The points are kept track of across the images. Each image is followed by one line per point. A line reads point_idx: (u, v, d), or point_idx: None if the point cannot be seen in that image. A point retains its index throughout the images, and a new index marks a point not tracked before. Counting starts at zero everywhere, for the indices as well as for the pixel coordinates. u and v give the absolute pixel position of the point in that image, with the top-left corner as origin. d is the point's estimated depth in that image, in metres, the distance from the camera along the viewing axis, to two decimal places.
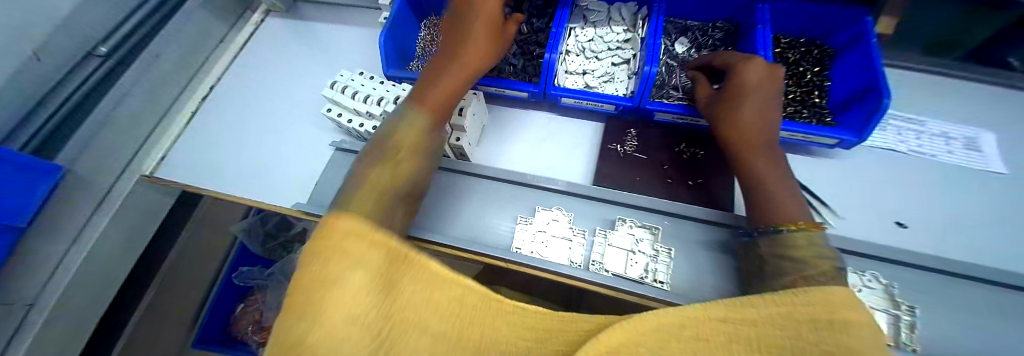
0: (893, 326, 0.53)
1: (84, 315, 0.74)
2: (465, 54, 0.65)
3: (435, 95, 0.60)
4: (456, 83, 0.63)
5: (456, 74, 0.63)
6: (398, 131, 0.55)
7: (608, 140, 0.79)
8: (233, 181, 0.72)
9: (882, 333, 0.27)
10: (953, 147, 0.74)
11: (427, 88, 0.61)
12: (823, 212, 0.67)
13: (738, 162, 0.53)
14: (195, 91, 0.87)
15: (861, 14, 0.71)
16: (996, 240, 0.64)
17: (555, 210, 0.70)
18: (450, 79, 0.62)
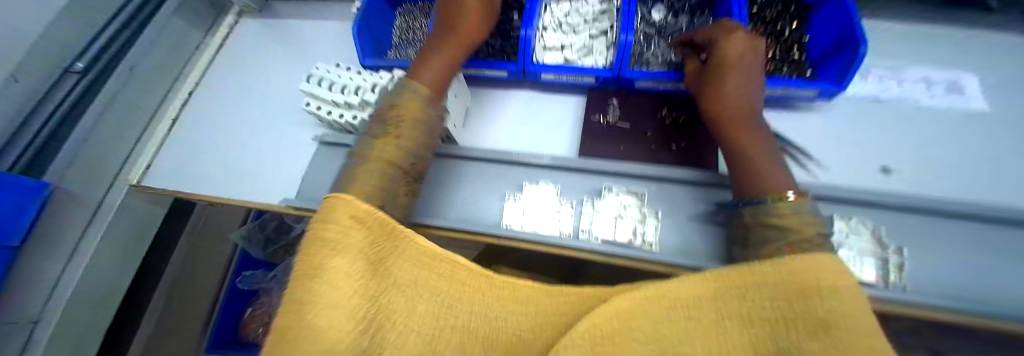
0: (881, 269, 0.52)
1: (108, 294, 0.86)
2: (448, 42, 0.59)
3: (432, 78, 0.55)
4: (440, 76, 0.56)
5: (446, 55, 0.58)
6: (397, 105, 0.50)
7: (591, 112, 0.69)
8: (230, 183, 0.77)
9: (873, 314, 0.24)
10: (935, 92, 0.74)
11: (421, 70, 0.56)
12: (806, 165, 0.64)
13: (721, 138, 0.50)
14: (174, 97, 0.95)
15: None
16: (985, 185, 0.62)
17: (543, 184, 0.63)
18: (432, 73, 0.55)
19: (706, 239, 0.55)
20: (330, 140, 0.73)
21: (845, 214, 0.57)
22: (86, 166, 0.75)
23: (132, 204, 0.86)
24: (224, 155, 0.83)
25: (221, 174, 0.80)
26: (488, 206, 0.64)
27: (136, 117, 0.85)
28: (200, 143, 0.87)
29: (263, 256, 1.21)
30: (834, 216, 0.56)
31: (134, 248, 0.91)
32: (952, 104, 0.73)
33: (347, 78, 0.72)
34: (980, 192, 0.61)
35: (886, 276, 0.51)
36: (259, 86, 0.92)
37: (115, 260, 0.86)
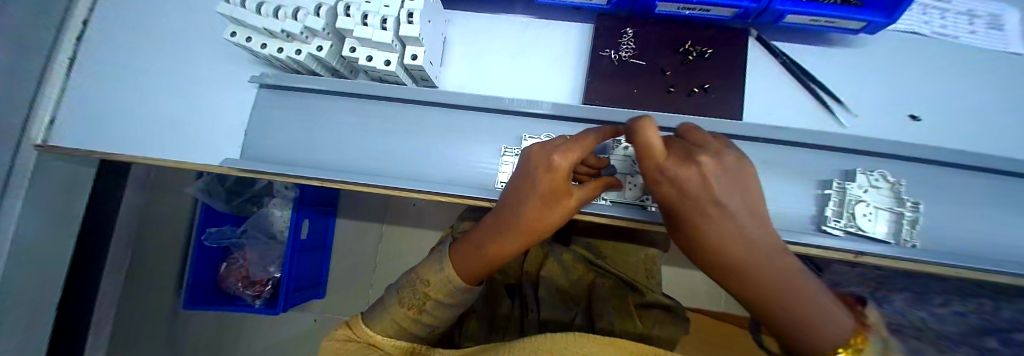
0: (894, 224, 0.50)
1: (49, 269, 0.71)
2: (504, 240, 0.43)
3: (477, 262, 0.43)
4: (480, 270, 0.44)
5: (507, 237, 0.42)
6: (432, 279, 0.43)
7: (599, 45, 0.56)
8: (157, 140, 0.62)
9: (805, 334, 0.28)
10: (977, 27, 0.65)
11: (471, 249, 0.44)
12: (833, 108, 0.54)
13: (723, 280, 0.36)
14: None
15: None
16: (1009, 132, 0.58)
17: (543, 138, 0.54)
18: (468, 260, 0.44)
19: None
20: (274, 82, 0.57)
21: (870, 167, 0.52)
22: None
23: (52, 168, 0.66)
24: (140, 104, 0.65)
25: (144, 128, 0.63)
26: (477, 163, 0.55)
27: (36, 55, 0.60)
28: (112, 86, 0.66)
29: (228, 210, 1.12)
30: (857, 170, 0.50)
31: (70, 216, 0.74)
32: (993, 41, 0.64)
33: None
34: (1000, 141, 0.58)
35: (900, 231, 0.50)
36: (168, 7, 0.70)
37: (52, 230, 0.69)
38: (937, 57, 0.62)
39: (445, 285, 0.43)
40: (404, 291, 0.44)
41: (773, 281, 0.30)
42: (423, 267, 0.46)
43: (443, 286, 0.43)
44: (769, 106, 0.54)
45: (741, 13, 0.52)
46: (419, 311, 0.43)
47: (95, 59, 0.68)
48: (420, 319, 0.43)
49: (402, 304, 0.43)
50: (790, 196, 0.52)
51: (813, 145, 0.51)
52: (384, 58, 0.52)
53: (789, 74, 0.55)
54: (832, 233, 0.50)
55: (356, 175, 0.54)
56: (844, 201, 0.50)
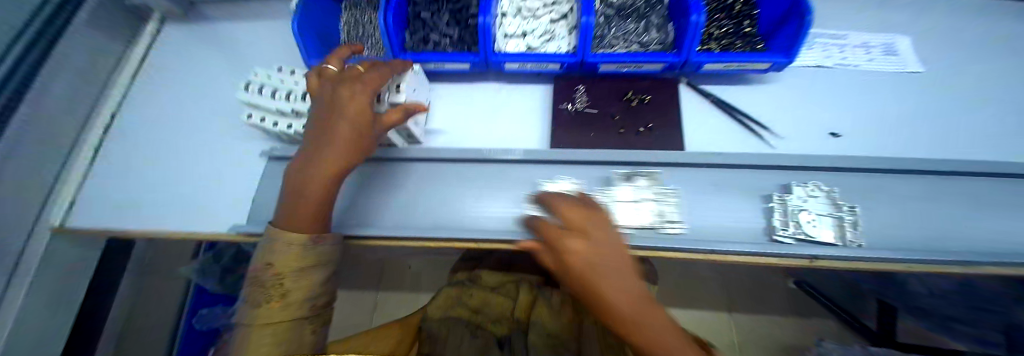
0: (839, 228, 0.55)
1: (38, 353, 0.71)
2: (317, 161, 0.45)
3: (304, 208, 0.44)
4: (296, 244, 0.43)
5: (318, 164, 0.45)
6: (274, 262, 0.42)
7: (558, 100, 0.68)
8: (167, 213, 0.68)
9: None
10: (873, 55, 0.79)
11: (293, 197, 0.45)
12: (760, 133, 0.64)
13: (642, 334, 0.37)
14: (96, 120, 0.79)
15: None
16: (922, 137, 0.68)
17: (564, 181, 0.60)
18: (291, 209, 0.45)
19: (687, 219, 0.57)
20: (282, 154, 0.67)
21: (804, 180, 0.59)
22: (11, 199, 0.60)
23: (63, 250, 0.71)
24: (154, 183, 0.72)
25: (155, 205, 0.70)
26: (459, 207, 0.61)
27: (57, 146, 0.70)
28: (129, 170, 0.74)
29: (222, 289, 1.12)
30: (792, 184, 0.58)
31: (69, 293, 0.76)
32: (890, 65, 0.77)
33: (291, 83, 0.64)
34: (918, 145, 0.67)
35: (844, 234, 0.54)
36: (191, 101, 0.83)
37: (49, 310, 0.71)
38: (844, 83, 0.74)
39: (309, 281, 0.43)
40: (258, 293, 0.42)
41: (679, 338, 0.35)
42: (271, 256, 0.44)
43: (295, 266, 0.43)
44: (706, 135, 0.64)
45: (668, 66, 0.64)
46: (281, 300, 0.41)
47: (116, 148, 0.77)
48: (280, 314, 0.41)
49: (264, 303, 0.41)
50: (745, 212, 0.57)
51: (747, 165, 0.59)
52: None
53: (717, 109, 0.66)
54: (785, 242, 0.55)
55: (351, 228, 0.59)
56: (786, 210, 0.56)
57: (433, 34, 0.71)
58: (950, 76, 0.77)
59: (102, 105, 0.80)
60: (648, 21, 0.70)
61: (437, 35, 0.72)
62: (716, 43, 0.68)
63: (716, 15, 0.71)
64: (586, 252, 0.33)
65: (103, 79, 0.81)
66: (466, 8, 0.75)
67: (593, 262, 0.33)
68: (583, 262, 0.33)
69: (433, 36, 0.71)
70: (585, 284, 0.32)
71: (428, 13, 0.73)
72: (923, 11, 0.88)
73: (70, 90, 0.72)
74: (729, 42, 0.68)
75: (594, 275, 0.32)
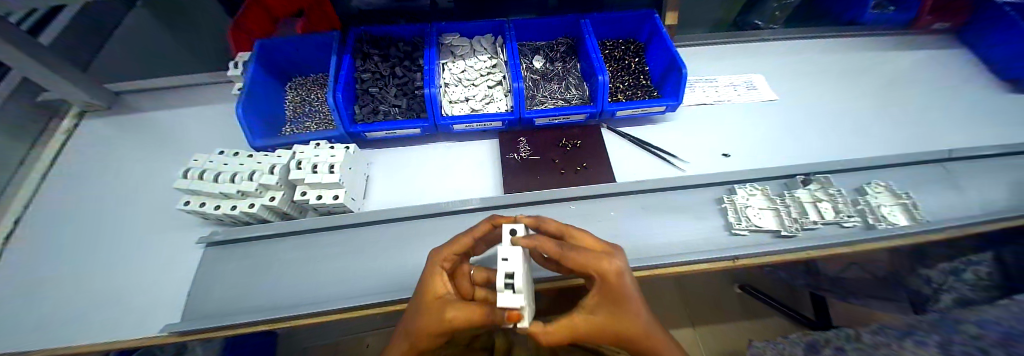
0: (778, 217, 0.71)
1: None
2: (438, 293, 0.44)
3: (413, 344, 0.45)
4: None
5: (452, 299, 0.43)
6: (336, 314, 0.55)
7: (505, 151, 0.77)
8: (65, 330, 0.58)
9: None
10: (741, 91, 1.01)
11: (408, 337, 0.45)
12: (674, 160, 0.77)
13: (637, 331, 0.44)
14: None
15: (650, 13, 0.88)
16: (785, 148, 0.87)
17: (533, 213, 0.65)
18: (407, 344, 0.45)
19: (635, 240, 0.64)
20: (224, 237, 0.63)
21: (715, 195, 0.72)
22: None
23: None
24: (57, 292, 0.62)
25: (54, 317, 0.59)
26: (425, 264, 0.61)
27: None
28: (25, 282, 0.64)
29: None
30: (735, 186, 0.72)
31: None
32: (753, 97, 1.00)
33: (236, 164, 0.64)
34: (786, 154, 0.86)
35: (785, 222, 0.70)
36: (116, 194, 0.77)
37: None
38: (726, 112, 0.93)
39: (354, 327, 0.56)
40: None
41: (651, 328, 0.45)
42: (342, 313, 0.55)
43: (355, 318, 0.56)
44: (631, 167, 0.75)
45: (590, 115, 0.77)
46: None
47: (12, 258, 0.67)
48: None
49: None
50: (829, 211, 0.71)
51: (666, 188, 0.70)
52: (333, 193, 0.63)
53: (636, 146, 0.80)
54: (741, 233, 0.66)
55: (308, 305, 0.56)
56: (866, 209, 0.72)
57: (382, 105, 0.78)
58: (795, 101, 1.02)
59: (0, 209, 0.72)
60: (568, 82, 0.85)
61: (386, 106, 0.79)
62: (622, 95, 0.84)
63: (619, 73, 0.89)
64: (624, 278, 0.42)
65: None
66: (410, 81, 0.84)
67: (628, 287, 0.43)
68: (618, 285, 0.42)
69: (382, 108, 0.78)
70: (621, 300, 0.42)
71: (376, 88, 0.80)
72: (766, 56, 1.17)
73: None
74: (633, 92, 0.85)
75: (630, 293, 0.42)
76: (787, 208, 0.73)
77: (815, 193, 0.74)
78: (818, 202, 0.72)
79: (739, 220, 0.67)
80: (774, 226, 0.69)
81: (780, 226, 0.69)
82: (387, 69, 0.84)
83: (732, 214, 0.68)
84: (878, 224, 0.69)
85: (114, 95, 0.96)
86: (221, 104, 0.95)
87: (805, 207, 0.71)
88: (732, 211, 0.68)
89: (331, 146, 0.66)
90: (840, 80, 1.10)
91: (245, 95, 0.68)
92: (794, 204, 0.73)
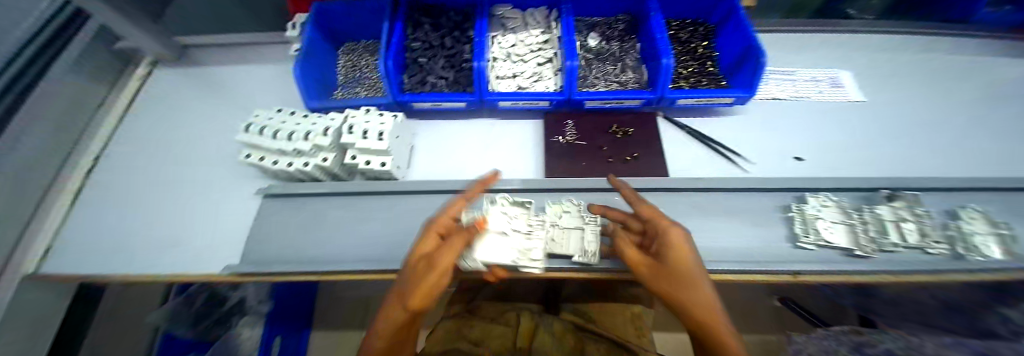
0: (851, 233, 0.62)
1: None
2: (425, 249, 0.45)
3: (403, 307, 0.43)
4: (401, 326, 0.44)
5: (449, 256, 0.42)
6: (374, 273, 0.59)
7: (550, 133, 0.73)
8: (142, 257, 0.66)
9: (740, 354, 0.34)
10: (822, 88, 0.89)
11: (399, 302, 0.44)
12: (736, 159, 0.70)
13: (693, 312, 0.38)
14: (78, 164, 0.82)
15: None
16: (870, 156, 0.76)
17: (565, 202, 0.61)
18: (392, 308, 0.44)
19: None
20: (280, 191, 0.67)
21: (780, 202, 0.65)
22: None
23: (26, 303, 0.69)
24: (139, 226, 0.71)
25: (135, 248, 0.68)
26: None
27: (27, 191, 0.71)
28: (114, 211, 0.75)
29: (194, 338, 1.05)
30: (807, 195, 0.64)
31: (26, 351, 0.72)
32: (836, 96, 0.87)
33: (293, 124, 0.66)
34: (871, 165, 0.74)
35: (859, 239, 0.61)
36: (182, 141, 0.85)
37: None
38: (801, 111, 0.82)
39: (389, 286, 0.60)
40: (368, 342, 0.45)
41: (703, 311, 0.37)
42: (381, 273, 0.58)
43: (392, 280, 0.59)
44: (686, 162, 0.70)
45: (646, 102, 0.72)
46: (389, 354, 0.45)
47: (91, 193, 0.79)
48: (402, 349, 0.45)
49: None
50: (914, 234, 0.61)
51: (723, 188, 0.64)
52: (380, 161, 0.64)
53: (693, 139, 0.73)
54: (806, 247, 0.60)
55: (349, 264, 0.59)
56: (956, 235, 0.61)
57: (430, 77, 0.77)
58: (888, 104, 0.87)
59: (83, 150, 0.84)
60: (624, 63, 0.79)
61: (434, 77, 0.77)
62: (685, 81, 0.77)
63: (682, 58, 0.81)
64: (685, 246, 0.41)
65: (76, 128, 0.84)
66: (458, 53, 0.82)
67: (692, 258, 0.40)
68: (676, 251, 0.41)
69: (429, 78, 0.77)
70: (681, 269, 0.39)
71: (425, 59, 0.79)
72: (859, 49, 1.01)
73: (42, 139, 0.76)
74: (696, 79, 0.77)
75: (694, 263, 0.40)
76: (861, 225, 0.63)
77: (897, 211, 0.63)
78: (901, 222, 0.62)
79: (806, 233, 0.60)
80: (846, 244, 0.61)
81: (853, 245, 0.61)
82: (437, 39, 0.82)
83: (799, 225, 0.61)
84: (968, 255, 0.59)
85: (183, 48, 1.03)
86: (278, 64, 0.99)
87: (887, 226, 0.61)
88: (800, 221, 0.61)
89: (379, 114, 0.66)
90: (951, 84, 0.92)
91: (303, 56, 0.70)
92: (873, 221, 0.63)
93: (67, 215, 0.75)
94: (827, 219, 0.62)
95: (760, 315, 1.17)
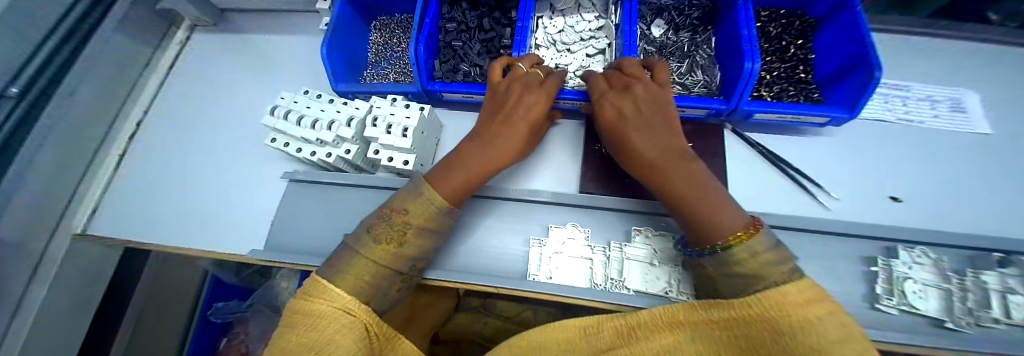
0: (946, 302, 0.51)
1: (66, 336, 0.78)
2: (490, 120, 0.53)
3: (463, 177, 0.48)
4: (464, 181, 0.48)
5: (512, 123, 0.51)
6: None
7: (591, 141, 0.67)
8: (182, 230, 0.69)
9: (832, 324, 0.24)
10: (939, 111, 0.71)
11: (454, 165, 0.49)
12: (814, 193, 0.59)
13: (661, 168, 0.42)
14: (122, 127, 0.86)
15: None
16: (996, 203, 0.60)
17: (569, 227, 0.59)
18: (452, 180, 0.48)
19: None
20: (304, 178, 0.65)
21: (862, 252, 0.54)
22: (32, 206, 0.68)
23: (82, 253, 0.78)
24: (177, 198, 0.74)
25: (175, 220, 0.71)
26: (504, 250, 0.60)
27: (79, 153, 0.76)
28: (154, 179, 0.78)
29: (238, 281, 1.19)
30: (898, 247, 0.53)
31: (91, 291, 0.82)
32: (958, 123, 0.69)
33: (317, 110, 0.62)
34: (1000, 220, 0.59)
35: (953, 309, 0.50)
36: (213, 112, 0.85)
37: (69, 308, 0.77)
38: (908, 138, 0.66)
39: None
40: (379, 221, 0.44)
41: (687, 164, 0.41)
42: None
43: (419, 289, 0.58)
44: (751, 188, 0.60)
45: (713, 112, 0.61)
46: (399, 244, 0.43)
47: (133, 157, 0.83)
48: (402, 251, 0.43)
49: (377, 240, 0.42)
50: (1022, 310, 0.49)
51: (791, 231, 0.54)
52: (403, 158, 0.59)
53: (766, 161, 0.62)
54: (887, 311, 0.50)
55: None
56: None
57: (463, 64, 0.69)
58: None
59: (128, 112, 0.87)
60: (693, 60, 0.67)
61: (468, 65, 0.69)
62: (766, 90, 0.64)
63: (766, 60, 0.68)
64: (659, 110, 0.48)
65: (125, 89, 0.87)
66: (498, 36, 0.73)
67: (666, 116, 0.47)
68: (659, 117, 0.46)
69: (463, 66, 0.69)
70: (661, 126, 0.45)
71: (460, 42, 0.70)
72: (999, 62, 0.79)
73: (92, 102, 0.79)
74: (782, 89, 0.64)
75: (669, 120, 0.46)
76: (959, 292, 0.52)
77: (1008, 279, 0.50)
78: (1008, 293, 0.49)
79: (889, 293, 0.51)
80: (933, 312, 0.51)
81: (944, 314, 0.50)
82: (475, 20, 0.73)
83: (881, 285, 0.51)
84: None
85: (221, 12, 1.01)
86: (309, 34, 0.94)
87: (992, 298, 0.50)
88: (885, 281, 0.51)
89: (405, 105, 0.61)
90: None
91: (331, 34, 0.64)
92: (975, 290, 0.51)
93: (113, 177, 0.81)
94: (918, 280, 0.51)
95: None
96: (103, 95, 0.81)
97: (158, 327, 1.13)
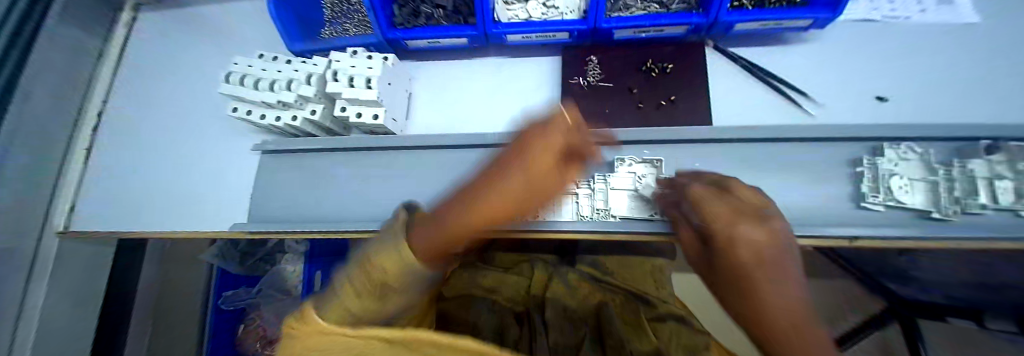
0: (931, 194, 0.51)
1: (77, 336, 0.79)
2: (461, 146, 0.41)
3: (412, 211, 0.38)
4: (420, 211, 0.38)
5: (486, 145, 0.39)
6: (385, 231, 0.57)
7: (569, 74, 0.63)
8: (165, 215, 0.68)
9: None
10: (926, 5, 0.66)
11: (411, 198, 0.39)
12: (799, 101, 0.57)
13: (743, 298, 0.26)
14: None
15: None
16: (994, 88, 0.57)
17: None
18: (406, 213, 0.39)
19: None
20: (274, 148, 0.63)
21: (848, 154, 0.53)
22: (6, 210, 0.65)
23: (74, 252, 0.77)
24: (153, 186, 0.72)
25: (158, 208, 0.70)
26: None
27: (50, 149, 0.72)
28: (126, 170, 0.75)
29: (243, 271, 1.20)
30: (883, 146, 0.51)
31: (96, 290, 0.82)
32: (945, 17, 0.64)
33: (274, 71, 0.58)
34: (997, 105, 0.56)
35: (938, 199, 0.50)
36: (171, 95, 0.80)
37: (74, 307, 0.78)
38: (897, 35, 0.63)
39: None
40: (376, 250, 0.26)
41: (788, 307, 0.23)
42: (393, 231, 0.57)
43: None
44: (737, 106, 0.58)
45: (693, 28, 0.57)
46: (382, 298, 0.23)
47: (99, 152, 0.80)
48: (387, 310, 0.23)
49: (357, 292, 0.22)
50: (1008, 194, 0.48)
51: (778, 139, 0.53)
52: (372, 112, 0.57)
53: (750, 75, 0.60)
54: (872, 209, 0.50)
55: (355, 224, 0.58)
56: None
57: (424, 6, 0.64)
58: None
59: None
60: None
61: (429, 6, 0.64)
62: None
63: None
64: (767, 236, 0.28)
65: (86, 71, 0.78)
66: None
67: (782, 251, 0.27)
68: (766, 246, 0.27)
69: (423, 8, 0.64)
70: (764, 250, 0.27)
71: None
72: None
73: (54, 94, 0.72)
74: None
75: (781, 250, 0.27)
76: (946, 183, 0.50)
77: (995, 165, 0.48)
78: (997, 179, 0.47)
79: (875, 191, 0.50)
80: (919, 205, 0.50)
81: (930, 206, 0.50)
82: None
83: (866, 184, 0.51)
84: None
85: None
86: None
87: (978, 184, 0.48)
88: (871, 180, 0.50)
89: (365, 56, 0.56)
90: None
91: None
92: (960, 178, 0.49)
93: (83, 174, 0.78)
94: (903, 175, 0.50)
95: (808, 263, 1.05)
96: (66, 82, 0.74)
97: (175, 319, 1.17)
